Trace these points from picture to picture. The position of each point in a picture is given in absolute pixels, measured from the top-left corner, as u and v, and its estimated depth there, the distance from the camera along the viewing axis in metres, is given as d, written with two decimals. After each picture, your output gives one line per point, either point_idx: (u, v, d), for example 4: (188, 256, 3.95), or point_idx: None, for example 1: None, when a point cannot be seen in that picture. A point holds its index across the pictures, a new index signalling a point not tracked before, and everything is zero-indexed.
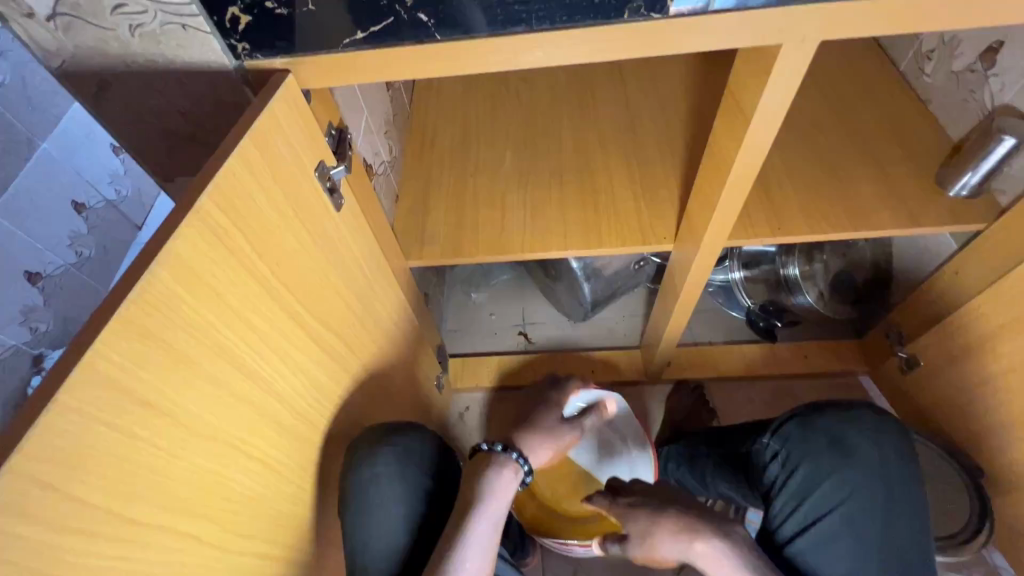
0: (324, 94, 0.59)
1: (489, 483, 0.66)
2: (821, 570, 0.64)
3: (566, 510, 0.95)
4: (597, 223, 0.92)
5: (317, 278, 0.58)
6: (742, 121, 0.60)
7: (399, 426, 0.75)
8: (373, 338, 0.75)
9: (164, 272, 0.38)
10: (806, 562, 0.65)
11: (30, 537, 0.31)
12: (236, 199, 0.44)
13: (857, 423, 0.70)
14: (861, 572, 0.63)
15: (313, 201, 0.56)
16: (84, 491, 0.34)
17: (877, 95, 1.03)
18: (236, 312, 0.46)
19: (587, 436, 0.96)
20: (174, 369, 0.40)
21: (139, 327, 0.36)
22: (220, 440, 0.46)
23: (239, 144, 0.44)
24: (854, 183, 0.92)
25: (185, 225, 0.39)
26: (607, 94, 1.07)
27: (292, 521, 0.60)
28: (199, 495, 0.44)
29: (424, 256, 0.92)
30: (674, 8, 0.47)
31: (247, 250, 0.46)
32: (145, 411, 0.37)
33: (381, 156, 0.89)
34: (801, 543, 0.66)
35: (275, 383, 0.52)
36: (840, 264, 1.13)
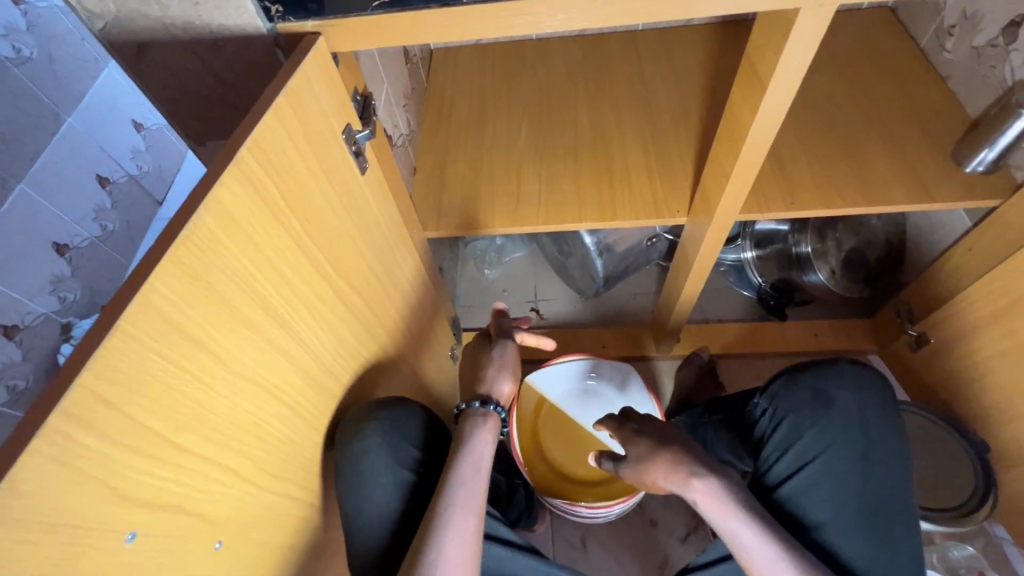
0: (350, 59, 0.61)
1: (469, 436, 0.70)
2: (804, 517, 0.67)
3: (573, 474, 0.98)
4: (611, 196, 0.93)
5: (342, 237, 0.61)
6: (759, 89, 0.61)
7: (387, 399, 0.73)
8: (393, 303, 0.78)
9: (209, 218, 0.40)
10: (789, 509, 0.68)
11: (95, 451, 0.34)
12: (271, 153, 0.47)
13: (840, 378, 0.72)
14: (842, 517, 0.65)
15: (340, 163, 0.58)
16: (140, 413, 0.37)
17: (895, 70, 1.02)
18: (270, 262, 0.48)
19: (588, 396, 1.01)
20: (217, 309, 0.42)
21: (187, 266, 0.39)
22: (256, 382, 0.49)
23: (274, 101, 0.47)
24: (869, 158, 0.93)
25: (227, 174, 0.42)
26: (622, 69, 1.07)
27: (315, 469, 0.63)
28: (236, 431, 0.47)
29: (441, 226, 0.94)
30: None
31: (280, 204, 0.49)
32: (192, 346, 0.40)
33: (400, 128, 0.91)
34: (784, 492, 0.68)
35: (304, 334, 0.55)
36: (853, 243, 1.11)
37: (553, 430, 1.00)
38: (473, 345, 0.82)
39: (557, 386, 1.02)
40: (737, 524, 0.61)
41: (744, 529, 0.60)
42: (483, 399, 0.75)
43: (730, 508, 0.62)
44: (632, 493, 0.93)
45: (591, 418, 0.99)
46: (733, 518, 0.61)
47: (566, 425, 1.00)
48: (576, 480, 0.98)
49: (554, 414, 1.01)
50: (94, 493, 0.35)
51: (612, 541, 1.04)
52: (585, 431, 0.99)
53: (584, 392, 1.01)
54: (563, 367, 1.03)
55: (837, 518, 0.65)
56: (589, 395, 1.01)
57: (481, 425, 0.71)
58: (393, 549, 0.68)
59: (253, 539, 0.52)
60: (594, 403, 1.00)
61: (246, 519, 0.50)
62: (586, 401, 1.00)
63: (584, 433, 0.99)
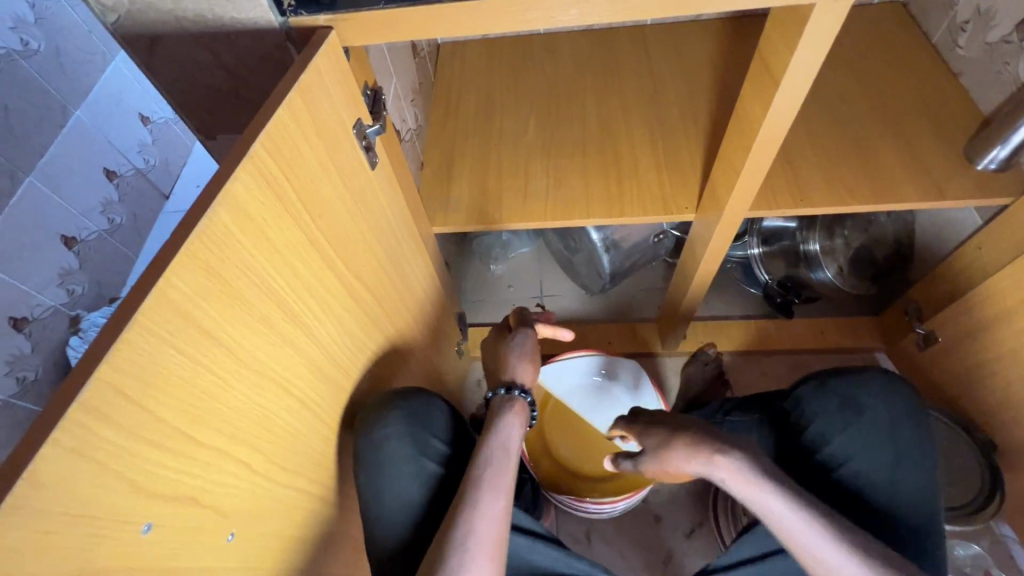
0: (361, 53, 0.61)
1: (498, 420, 0.71)
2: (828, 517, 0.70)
3: (579, 469, 0.98)
4: (618, 191, 0.93)
5: (353, 232, 0.61)
6: (771, 85, 0.61)
7: (405, 390, 0.74)
8: (402, 298, 0.78)
9: (223, 212, 0.41)
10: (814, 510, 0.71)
11: (112, 443, 0.34)
12: (284, 148, 0.47)
13: (869, 386, 0.74)
14: (866, 518, 0.69)
15: (351, 157, 0.58)
16: (156, 407, 0.37)
17: (907, 66, 1.01)
18: (282, 258, 0.49)
19: (598, 393, 1.02)
20: (230, 304, 0.43)
21: (202, 260, 0.39)
22: (268, 376, 0.49)
23: (287, 95, 0.47)
24: (880, 155, 0.92)
25: (241, 169, 0.42)
26: (630, 64, 1.07)
27: (325, 463, 0.63)
28: (249, 425, 0.47)
29: (449, 221, 0.94)
30: None
31: (292, 199, 0.49)
32: (207, 340, 0.40)
33: (408, 123, 0.91)
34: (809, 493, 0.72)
35: (315, 328, 0.55)
36: (862, 240, 1.11)
37: (559, 425, 1.01)
38: (493, 334, 0.82)
39: (564, 382, 1.03)
40: (767, 498, 0.61)
41: (774, 501, 0.61)
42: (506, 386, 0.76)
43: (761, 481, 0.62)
44: (639, 488, 0.93)
45: (597, 415, 1.01)
46: (761, 491, 0.62)
47: (573, 421, 1.01)
48: (582, 476, 0.98)
49: (560, 409, 1.02)
50: (111, 485, 0.35)
51: (617, 537, 1.04)
52: (591, 427, 1.00)
53: (593, 388, 1.02)
54: (569, 363, 1.03)
55: (861, 519, 0.69)
56: (595, 392, 1.02)
57: (508, 412, 0.73)
58: (417, 538, 0.68)
59: (265, 532, 0.53)
60: (600, 400, 1.01)
61: (258, 512, 0.51)
62: (593, 398, 1.02)
63: (590, 429, 1.01)
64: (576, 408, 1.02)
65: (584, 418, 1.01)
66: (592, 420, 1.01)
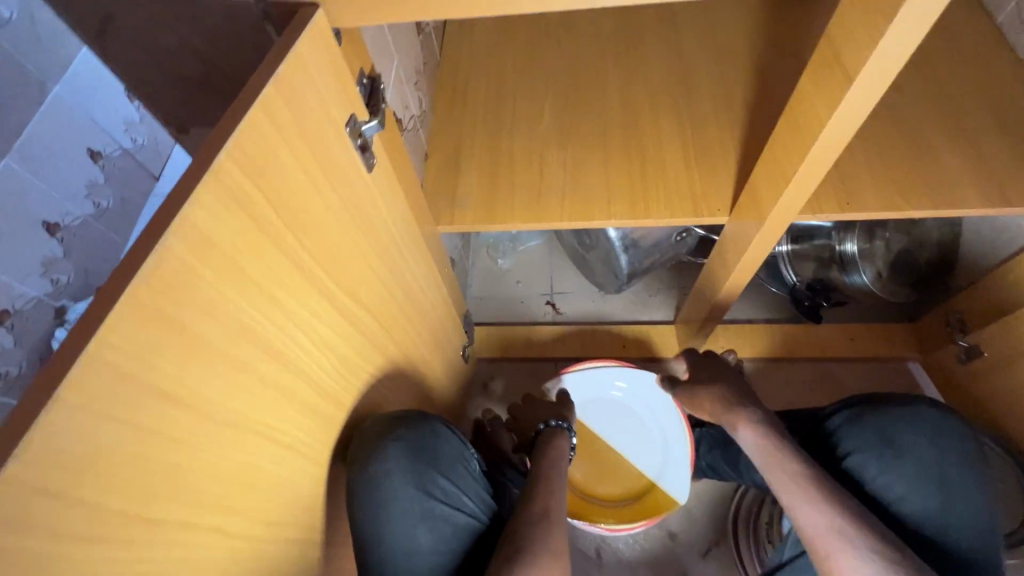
0: (355, 35, 0.52)
1: (552, 438, 0.77)
2: None
3: (592, 492, 0.95)
4: (643, 189, 0.84)
5: (347, 246, 0.52)
6: (841, 81, 0.52)
7: (405, 415, 0.68)
8: (404, 311, 0.71)
9: (181, 245, 0.32)
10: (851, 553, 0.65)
11: (33, 550, 0.27)
12: (259, 156, 0.38)
13: (913, 423, 0.66)
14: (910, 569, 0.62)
15: (343, 161, 0.49)
16: (94, 495, 0.30)
17: (968, 51, 0.90)
18: (261, 289, 0.41)
19: (615, 410, 0.96)
20: (194, 354, 0.35)
21: (152, 307, 0.31)
22: (245, 427, 0.42)
23: (261, 92, 0.38)
24: (938, 154, 0.82)
25: (202, 189, 0.34)
26: (657, 43, 0.96)
27: (316, 504, 0.57)
28: (223, 485, 0.40)
29: (455, 220, 0.85)
30: None
31: (272, 219, 0.41)
32: (163, 402, 0.33)
33: (411, 109, 0.82)
34: None
35: (302, 362, 0.48)
36: (903, 243, 1.02)
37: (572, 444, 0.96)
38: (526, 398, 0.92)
39: (579, 393, 0.96)
40: (774, 467, 0.65)
41: (781, 471, 0.64)
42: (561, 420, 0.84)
43: (771, 453, 0.66)
44: (654, 516, 0.91)
45: (613, 431, 0.96)
46: (771, 460, 0.66)
47: (587, 438, 0.97)
48: (594, 498, 0.95)
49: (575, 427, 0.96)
50: None
51: (630, 556, 0.97)
52: (605, 443, 0.96)
53: (610, 402, 0.96)
54: (590, 375, 0.95)
55: None
56: (613, 408, 0.96)
57: (560, 440, 0.78)
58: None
59: None
60: (617, 416, 0.96)
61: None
62: (610, 414, 0.96)
63: (603, 445, 0.97)
64: (590, 422, 0.96)
65: (598, 433, 0.96)
66: (607, 436, 0.96)
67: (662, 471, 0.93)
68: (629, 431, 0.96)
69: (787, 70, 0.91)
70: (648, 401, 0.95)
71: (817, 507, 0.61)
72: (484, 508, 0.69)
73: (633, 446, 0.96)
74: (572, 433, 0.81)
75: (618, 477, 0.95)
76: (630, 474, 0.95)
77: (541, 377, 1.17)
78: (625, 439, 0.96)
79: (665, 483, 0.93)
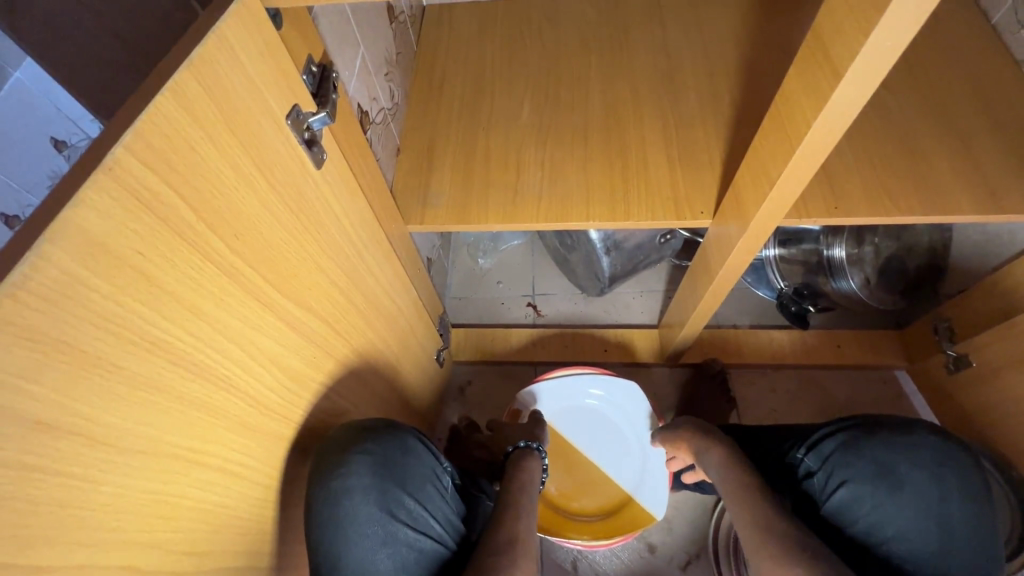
0: (301, 18, 0.47)
1: (523, 462, 0.74)
2: None
3: (569, 505, 0.92)
4: (625, 188, 0.80)
5: (292, 248, 0.48)
6: (829, 79, 0.48)
7: (374, 426, 0.64)
8: (365, 317, 0.66)
9: (63, 254, 0.28)
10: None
11: None
12: (171, 150, 0.34)
13: (910, 452, 0.63)
14: None
15: (285, 156, 0.45)
16: None
17: (962, 52, 0.87)
18: (178, 301, 0.36)
19: (592, 421, 0.93)
20: (85, 375, 0.30)
21: (20, 326, 0.27)
22: (162, 454, 0.37)
23: (171, 74, 0.33)
24: (927, 156, 0.79)
25: (92, 188, 0.29)
26: (641, 37, 0.92)
27: (261, 527, 0.52)
28: (134, 519, 0.36)
29: (426, 220, 0.81)
30: None
31: (191, 220, 0.36)
32: (39, 433, 0.29)
33: (380, 103, 0.77)
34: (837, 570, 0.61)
35: (235, 378, 0.43)
36: (893, 248, 0.99)
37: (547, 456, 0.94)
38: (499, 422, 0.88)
39: (556, 401, 0.93)
40: (739, 511, 0.63)
41: (743, 514, 0.63)
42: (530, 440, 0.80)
43: (735, 495, 0.65)
44: (632, 530, 0.88)
45: (590, 442, 0.93)
46: (737, 502, 0.64)
47: (564, 448, 0.93)
48: (570, 512, 0.92)
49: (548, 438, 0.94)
50: None
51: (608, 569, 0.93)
52: (582, 455, 0.93)
53: (585, 411, 0.93)
54: (567, 382, 0.92)
55: None
56: (590, 418, 0.93)
57: (531, 460, 0.75)
58: None
59: None
60: (595, 426, 0.93)
61: None
62: (587, 424, 0.93)
63: (582, 458, 0.93)
64: (566, 432, 0.93)
65: (575, 443, 0.93)
66: (584, 446, 0.93)
67: (639, 484, 0.91)
68: (607, 441, 0.93)
69: (777, 68, 0.87)
70: (625, 410, 0.92)
71: (771, 553, 0.57)
72: (451, 533, 0.65)
73: (610, 457, 0.93)
74: (544, 454, 0.79)
75: (595, 491, 0.92)
76: (610, 487, 0.92)
77: (521, 382, 1.13)
78: (602, 449, 0.93)
79: (642, 495, 0.90)
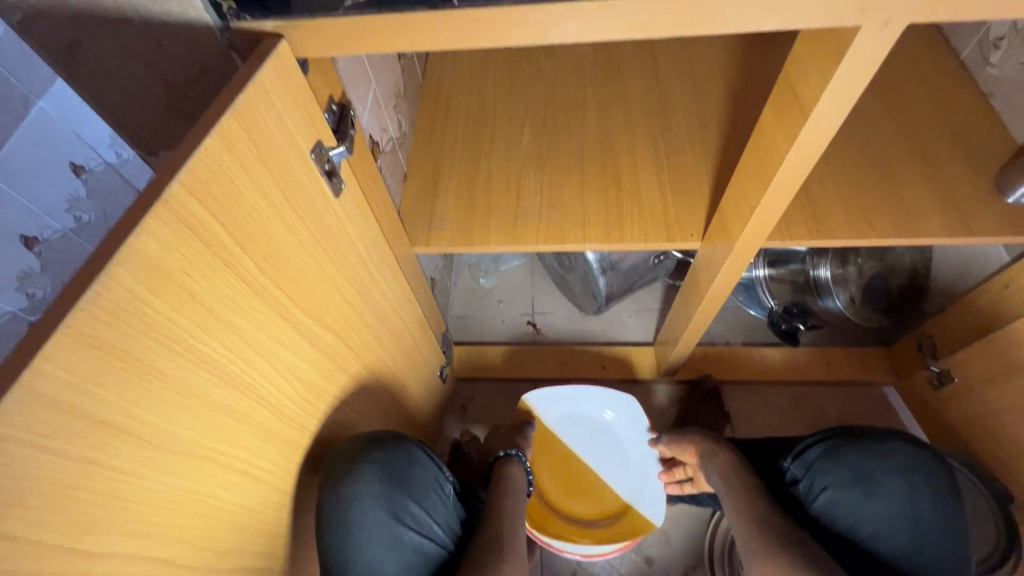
0: (324, 63, 0.53)
1: (506, 467, 0.77)
2: None
3: (568, 509, 0.94)
4: (619, 213, 0.85)
5: (312, 269, 0.53)
6: (798, 116, 0.53)
7: (380, 436, 0.67)
8: (375, 334, 0.71)
9: (126, 274, 0.32)
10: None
11: None
12: (215, 185, 0.38)
13: (887, 458, 0.66)
14: None
15: (309, 186, 0.50)
16: (25, 527, 0.29)
17: (934, 86, 0.93)
18: (214, 315, 0.40)
19: (599, 434, 0.96)
20: (138, 381, 0.35)
21: (92, 337, 0.31)
22: (197, 455, 0.41)
23: (219, 119, 0.38)
24: (902, 182, 0.84)
25: (152, 218, 0.34)
26: (633, 72, 0.98)
27: (277, 531, 0.55)
28: (170, 514, 0.39)
29: (432, 243, 0.86)
30: None
31: (228, 243, 0.41)
32: (101, 431, 0.33)
33: (389, 133, 0.82)
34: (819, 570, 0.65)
35: (260, 388, 0.48)
36: (875, 268, 1.04)
37: (548, 461, 0.97)
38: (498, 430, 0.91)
39: (556, 408, 0.97)
40: (738, 520, 0.66)
41: (741, 521, 0.66)
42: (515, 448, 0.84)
43: (733, 505, 0.68)
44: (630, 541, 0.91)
45: (590, 451, 0.96)
46: (736, 511, 0.67)
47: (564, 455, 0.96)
48: (569, 517, 0.94)
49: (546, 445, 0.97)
50: None
51: None
52: (583, 463, 0.96)
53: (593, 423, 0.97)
54: (567, 389, 0.96)
55: None
56: (590, 427, 0.97)
57: (513, 466, 0.78)
58: None
59: None
60: (595, 435, 0.96)
61: None
62: (587, 432, 0.97)
63: (585, 468, 0.96)
64: (566, 439, 0.97)
65: (575, 451, 0.96)
66: (584, 454, 0.96)
67: (639, 494, 0.93)
68: (607, 451, 0.96)
69: (760, 100, 0.93)
70: (634, 427, 0.95)
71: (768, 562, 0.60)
72: (453, 537, 0.68)
73: (610, 466, 0.96)
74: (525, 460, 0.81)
75: (594, 498, 0.94)
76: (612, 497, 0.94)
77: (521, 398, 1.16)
78: (602, 458, 0.96)
79: (642, 505, 0.93)
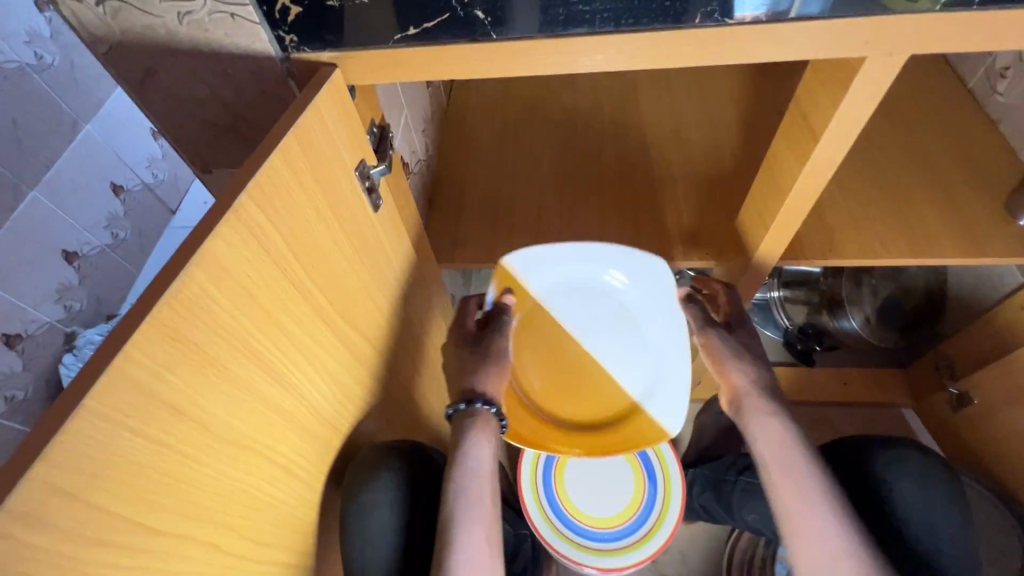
0: (369, 90, 0.58)
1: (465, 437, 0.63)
2: None
3: (552, 411, 0.79)
4: (636, 232, 0.88)
5: (351, 277, 0.56)
6: (809, 138, 0.56)
7: (398, 445, 0.70)
8: (402, 343, 0.74)
9: (200, 274, 0.36)
10: None
11: (48, 550, 0.30)
12: (276, 196, 0.43)
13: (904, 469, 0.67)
14: None
15: (352, 201, 0.54)
16: (107, 500, 0.32)
17: (943, 112, 0.96)
18: (269, 316, 0.44)
19: (604, 308, 0.77)
20: (204, 374, 0.38)
21: (170, 330, 0.35)
22: (247, 447, 0.44)
23: (283, 140, 0.43)
24: (914, 206, 0.87)
25: (223, 225, 0.38)
26: (649, 98, 1.03)
27: (307, 529, 0.57)
28: (222, 502, 0.42)
29: (456, 258, 0.89)
30: (731, 16, 0.44)
31: (283, 251, 0.44)
32: (172, 417, 0.36)
33: (417, 154, 0.87)
34: None
35: (302, 387, 0.51)
36: (890, 290, 1.04)
37: (534, 351, 0.78)
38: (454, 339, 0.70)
39: (549, 278, 0.76)
40: (786, 484, 0.60)
41: (791, 486, 0.60)
42: (469, 400, 0.64)
43: (780, 467, 0.61)
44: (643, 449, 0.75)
45: (595, 335, 0.77)
46: (787, 475, 0.60)
47: (556, 338, 0.77)
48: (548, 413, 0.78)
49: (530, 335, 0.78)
50: None
51: None
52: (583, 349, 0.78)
53: (597, 297, 0.77)
54: (557, 249, 0.74)
55: None
56: (601, 307, 0.77)
57: (474, 427, 0.64)
58: None
59: None
60: (604, 316, 0.77)
61: None
62: (588, 306, 0.77)
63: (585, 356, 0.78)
64: (564, 320, 0.77)
65: (569, 329, 0.77)
66: (578, 333, 0.77)
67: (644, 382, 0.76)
68: (620, 333, 0.77)
69: (771, 125, 0.97)
70: (649, 291, 0.75)
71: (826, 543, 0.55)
72: None
73: (607, 349, 0.77)
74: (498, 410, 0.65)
75: (588, 392, 0.78)
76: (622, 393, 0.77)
77: None
78: (615, 345, 0.77)
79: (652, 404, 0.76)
